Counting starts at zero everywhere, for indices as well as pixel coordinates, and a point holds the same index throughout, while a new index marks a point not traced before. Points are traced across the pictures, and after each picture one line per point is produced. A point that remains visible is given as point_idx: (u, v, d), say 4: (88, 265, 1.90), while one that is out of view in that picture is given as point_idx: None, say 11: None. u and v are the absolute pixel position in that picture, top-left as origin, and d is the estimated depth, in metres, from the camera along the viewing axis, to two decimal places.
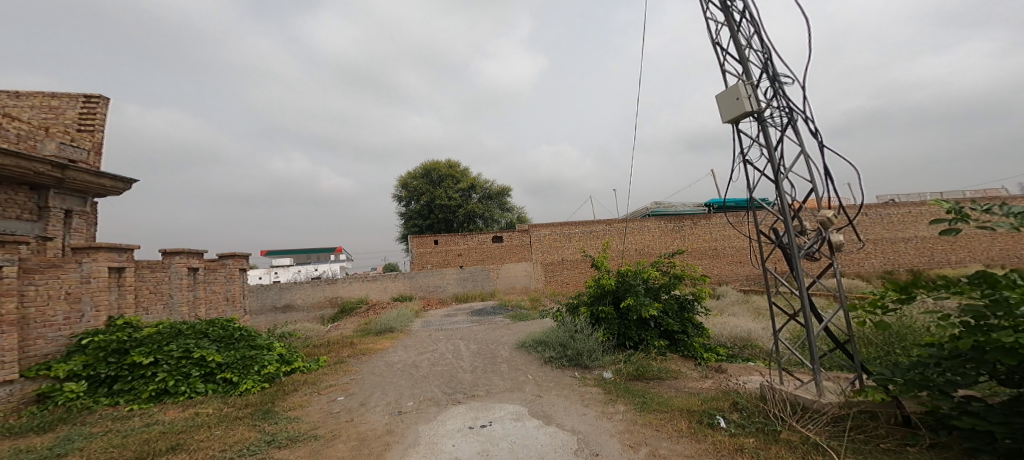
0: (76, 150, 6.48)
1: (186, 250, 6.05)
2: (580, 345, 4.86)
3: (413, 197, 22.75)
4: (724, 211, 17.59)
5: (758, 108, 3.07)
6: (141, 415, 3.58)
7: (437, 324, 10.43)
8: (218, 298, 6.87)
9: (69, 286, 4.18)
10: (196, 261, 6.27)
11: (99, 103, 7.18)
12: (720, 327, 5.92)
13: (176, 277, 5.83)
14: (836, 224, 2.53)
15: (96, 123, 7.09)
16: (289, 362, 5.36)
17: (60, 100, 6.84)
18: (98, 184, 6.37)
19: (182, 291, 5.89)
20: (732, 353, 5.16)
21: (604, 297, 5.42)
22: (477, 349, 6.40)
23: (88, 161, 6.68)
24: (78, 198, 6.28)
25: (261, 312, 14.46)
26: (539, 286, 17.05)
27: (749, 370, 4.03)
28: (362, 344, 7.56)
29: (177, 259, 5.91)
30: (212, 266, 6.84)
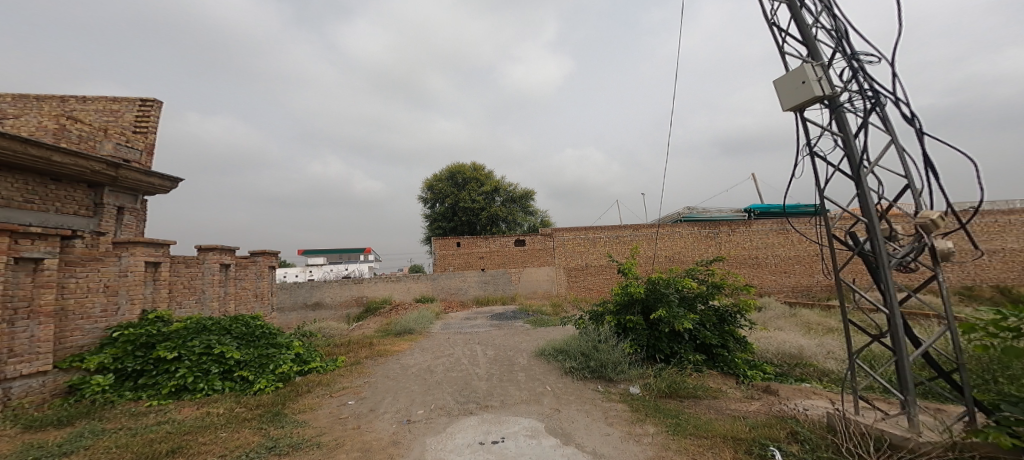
0: (131, 151, 6.73)
1: (219, 247, 6.16)
2: (606, 357, 4.51)
3: (438, 200, 22.91)
4: (764, 217, 16.56)
5: (832, 92, 2.68)
6: (158, 411, 3.57)
7: (456, 327, 10.29)
8: (247, 295, 6.97)
9: (108, 279, 4.29)
10: (228, 258, 6.38)
11: (154, 106, 7.40)
12: (764, 342, 5.40)
13: (210, 273, 5.92)
14: (941, 228, 2.12)
15: (151, 126, 7.29)
16: (307, 362, 5.35)
17: (121, 104, 7.12)
18: (147, 182, 6.51)
19: (214, 286, 5.97)
20: (782, 372, 4.68)
21: (632, 305, 5.05)
22: (494, 355, 6.16)
23: (141, 161, 6.91)
24: (131, 196, 6.44)
25: (293, 309, 14.83)
26: (562, 291, 16.65)
27: (804, 393, 3.56)
28: (381, 345, 7.48)
29: (211, 255, 6.01)
30: (243, 263, 6.95)
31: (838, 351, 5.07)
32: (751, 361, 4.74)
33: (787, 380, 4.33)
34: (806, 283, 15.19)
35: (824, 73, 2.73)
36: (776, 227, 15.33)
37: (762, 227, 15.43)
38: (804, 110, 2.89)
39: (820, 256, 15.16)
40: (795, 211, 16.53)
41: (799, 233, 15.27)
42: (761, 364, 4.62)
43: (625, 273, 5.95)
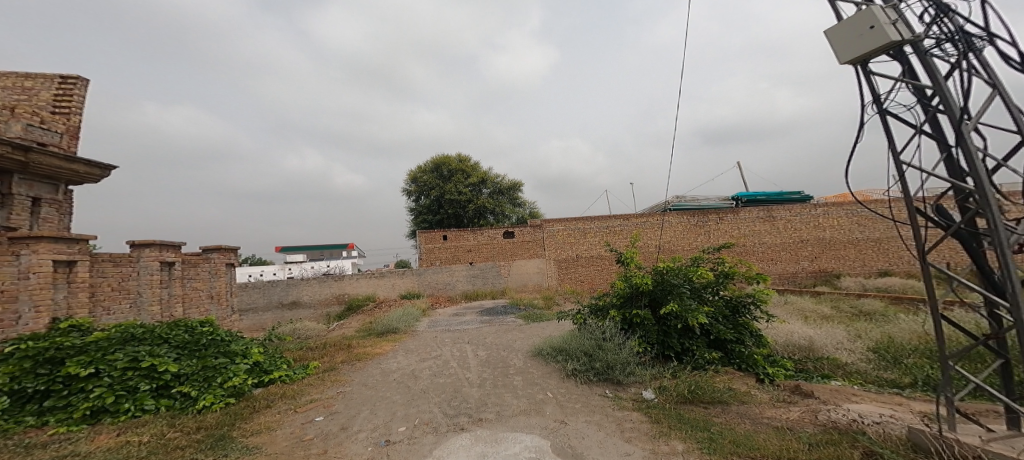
0: (46, 133, 5.85)
1: (158, 243, 5.40)
2: (612, 358, 4.00)
3: (423, 192, 22.07)
4: (752, 204, 16.39)
5: (913, 35, 2.15)
6: (63, 442, 2.98)
7: (444, 324, 9.71)
8: (199, 296, 6.22)
9: (1, 283, 3.66)
10: (172, 255, 5.66)
11: (76, 84, 6.51)
12: (771, 333, 5.01)
13: (146, 272, 5.20)
14: None
15: (73, 106, 6.43)
16: (268, 372, 4.71)
17: (35, 81, 6.15)
18: (68, 170, 5.69)
19: (153, 288, 5.26)
20: (802, 367, 4.29)
21: (636, 298, 4.57)
22: (486, 356, 5.60)
23: (61, 144, 6.05)
24: (48, 185, 5.63)
25: (268, 310, 13.98)
26: (552, 283, 16.21)
27: (846, 396, 3.14)
28: (362, 347, 6.84)
29: (147, 251, 5.26)
30: (190, 260, 6.12)
31: (852, 341, 4.70)
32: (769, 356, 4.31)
33: (812, 379, 3.90)
34: (798, 270, 15.10)
35: (897, 14, 2.20)
36: (763, 215, 15.20)
37: (749, 216, 15.28)
38: (867, 61, 2.37)
39: (807, 243, 15.09)
40: (781, 198, 16.43)
41: (786, 221, 15.18)
42: (781, 360, 4.19)
43: (624, 263, 5.48)
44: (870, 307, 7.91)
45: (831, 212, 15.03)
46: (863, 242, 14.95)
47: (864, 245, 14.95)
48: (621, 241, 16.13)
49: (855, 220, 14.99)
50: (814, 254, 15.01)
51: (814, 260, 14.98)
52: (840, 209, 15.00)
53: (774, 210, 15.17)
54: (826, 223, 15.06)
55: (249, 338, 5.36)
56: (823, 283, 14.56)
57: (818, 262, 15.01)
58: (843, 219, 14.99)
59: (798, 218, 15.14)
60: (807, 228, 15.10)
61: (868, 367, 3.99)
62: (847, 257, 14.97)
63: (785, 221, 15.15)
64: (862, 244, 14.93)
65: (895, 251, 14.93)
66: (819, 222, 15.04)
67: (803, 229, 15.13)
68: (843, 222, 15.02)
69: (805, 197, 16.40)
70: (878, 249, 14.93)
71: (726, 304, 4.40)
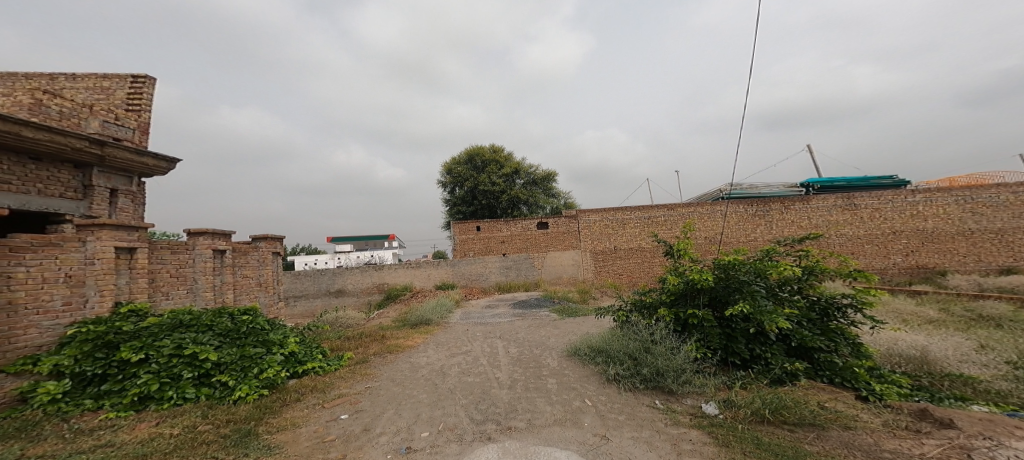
0: (122, 129, 5.55)
1: (211, 231, 5.39)
2: (669, 365, 3.53)
3: (457, 183, 22.05)
4: (829, 191, 14.94)
5: None
6: (110, 427, 2.97)
7: (476, 317, 9.52)
8: (248, 284, 6.21)
9: (69, 268, 3.64)
10: (224, 243, 5.65)
11: (147, 83, 6.17)
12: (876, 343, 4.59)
13: (201, 260, 5.19)
14: None
15: (145, 105, 6.10)
16: (303, 362, 4.65)
17: (111, 81, 5.94)
18: (140, 162, 5.35)
19: (207, 276, 5.24)
20: (923, 384, 3.74)
21: (692, 295, 4.10)
22: (518, 353, 5.26)
23: (134, 141, 5.69)
24: (124, 177, 5.33)
25: (317, 296, 14.57)
26: (588, 276, 15.63)
27: (997, 426, 2.58)
28: (394, 339, 6.76)
29: (201, 240, 5.25)
30: (238, 248, 6.06)
31: (986, 355, 4.32)
32: (876, 370, 3.67)
33: (936, 401, 3.26)
34: (883, 265, 13.55)
35: None
36: (846, 200, 13.76)
37: (825, 203, 13.88)
38: None
39: (901, 235, 13.48)
40: (867, 184, 14.76)
41: (872, 210, 13.63)
42: (891, 375, 3.56)
43: (674, 256, 4.95)
44: (992, 311, 6.83)
45: (935, 198, 13.37)
46: (978, 232, 13.11)
47: (977, 236, 13.11)
48: (665, 233, 15.21)
49: (969, 207, 13.24)
50: (910, 247, 13.39)
51: (910, 255, 13.36)
52: (946, 195, 13.37)
53: (856, 196, 13.70)
54: (930, 211, 13.38)
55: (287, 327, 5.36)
56: (921, 281, 12.90)
57: (913, 257, 13.36)
58: (952, 207, 13.30)
59: (889, 206, 13.57)
60: (901, 218, 13.48)
61: (1013, 389, 3.53)
62: (956, 251, 13.18)
63: (872, 211, 13.60)
64: (976, 236, 13.09)
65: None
66: (918, 210, 13.39)
67: (896, 220, 13.53)
68: (952, 210, 13.30)
69: (900, 182, 14.61)
70: (1000, 243, 12.98)
71: (813, 306, 3.85)
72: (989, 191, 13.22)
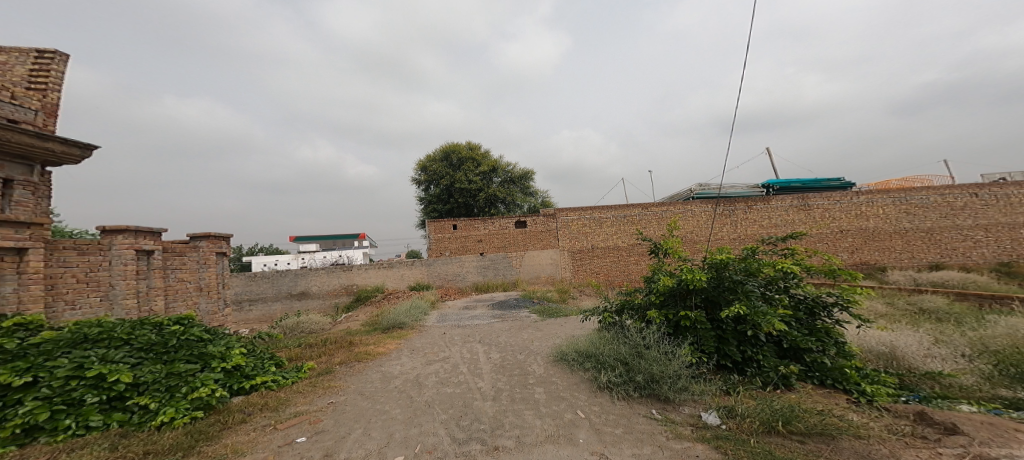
0: (19, 110, 4.82)
1: (133, 229, 4.68)
2: (663, 372, 3.28)
3: (432, 181, 21.40)
4: (785, 192, 15.34)
5: None
6: None
7: (454, 319, 9.09)
8: (185, 289, 5.50)
9: None
10: (151, 243, 4.94)
11: (56, 58, 5.39)
12: (857, 340, 4.54)
13: (119, 262, 4.51)
14: None
15: (53, 84, 5.32)
16: (249, 376, 4.08)
17: (9, 55, 5.00)
18: (43, 148, 4.64)
19: (128, 280, 4.57)
20: (905, 383, 3.68)
21: (683, 296, 3.87)
22: (501, 359, 4.90)
23: (36, 123, 5.00)
24: (21, 166, 4.63)
25: (277, 300, 13.67)
26: (566, 275, 15.49)
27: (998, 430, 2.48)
28: (363, 346, 6.23)
29: (119, 238, 4.56)
30: (169, 247, 5.33)
31: (942, 347, 4.37)
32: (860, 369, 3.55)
33: (925, 402, 3.17)
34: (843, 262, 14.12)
35: None
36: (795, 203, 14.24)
37: (783, 203, 14.33)
38: None
39: (853, 234, 14.10)
40: (819, 185, 15.33)
41: (822, 210, 14.16)
42: (877, 374, 3.45)
43: (660, 255, 4.72)
44: (931, 305, 7.09)
45: (875, 199, 14.07)
46: (911, 231, 13.91)
47: (922, 236, 13.90)
48: (638, 232, 15.30)
49: (903, 208, 13.99)
50: (856, 245, 14.00)
51: (854, 252, 13.99)
52: (884, 196, 14.05)
53: (810, 198, 14.18)
54: (870, 212, 14.05)
55: (233, 336, 4.74)
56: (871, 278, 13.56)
57: (857, 254, 14.03)
58: (888, 207, 14.00)
59: (836, 206, 14.14)
60: (853, 217, 14.09)
61: (987, 386, 3.50)
62: (893, 248, 13.94)
63: (825, 211, 14.15)
64: (910, 235, 13.87)
65: (951, 242, 13.80)
66: (861, 210, 14.03)
67: (848, 220, 14.13)
68: (888, 210, 14.01)
69: (847, 184, 15.28)
70: (932, 240, 13.85)
71: (798, 305, 3.65)
72: (919, 193, 13.97)
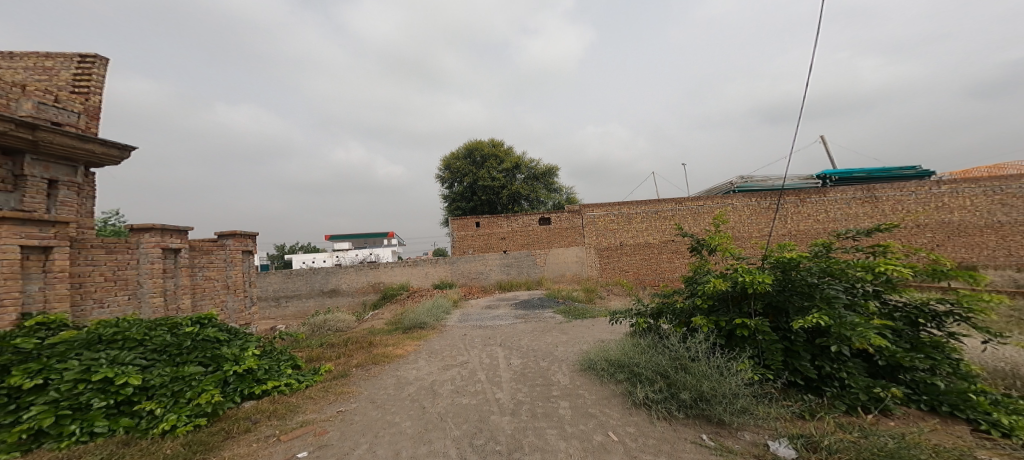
0: (65, 113, 4.57)
1: (159, 227, 4.64)
2: (715, 389, 2.81)
3: (456, 179, 21.27)
4: (845, 183, 14.06)
5: None
6: None
7: (477, 319, 8.81)
8: (213, 287, 5.46)
9: None
10: (178, 241, 4.90)
11: (99, 62, 5.18)
12: (970, 356, 3.84)
13: (146, 260, 4.47)
14: None
15: (96, 88, 5.08)
16: (262, 380, 3.91)
17: (55, 60, 4.89)
18: (86, 150, 4.43)
19: (155, 278, 4.52)
20: None
21: (740, 299, 3.39)
22: (522, 366, 4.52)
23: (80, 126, 4.71)
24: (66, 166, 4.41)
25: (310, 297, 13.97)
26: (594, 274, 14.91)
27: None
28: (382, 347, 6.03)
29: (146, 237, 4.52)
30: (195, 245, 5.28)
31: None
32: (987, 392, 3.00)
33: None
34: None
35: None
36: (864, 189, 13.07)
37: (843, 195, 13.16)
38: None
39: (923, 228, 12.73)
40: (889, 175, 13.93)
41: (894, 202, 12.97)
42: (1011, 400, 2.90)
43: (702, 252, 4.22)
44: None
45: (961, 189, 12.59)
46: (1008, 225, 12.33)
47: (1003, 230, 12.33)
48: (671, 229, 14.47)
49: (998, 198, 12.40)
50: (929, 241, 12.63)
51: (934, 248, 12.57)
52: (973, 185, 12.54)
53: (877, 188, 13.00)
54: (954, 203, 12.60)
55: (251, 336, 4.64)
56: None
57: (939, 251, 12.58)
58: (980, 198, 12.46)
59: (911, 198, 12.85)
60: (923, 210, 12.71)
61: None
62: (984, 245, 12.41)
63: (894, 202, 12.94)
64: (1007, 229, 12.29)
65: None
66: (943, 202, 12.62)
67: (917, 212, 12.76)
68: (978, 201, 12.48)
69: (923, 173, 13.82)
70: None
71: (896, 315, 3.23)
72: (1019, 180, 12.35)
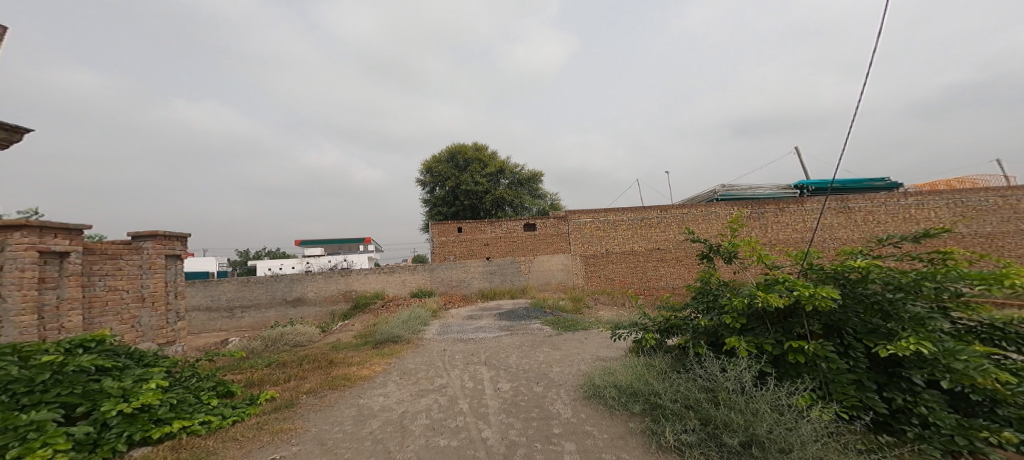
0: None
1: (38, 225, 3.79)
2: (777, 432, 2.12)
3: (438, 183, 20.41)
4: (822, 193, 14.01)
5: None
6: None
7: (458, 331, 8.00)
8: (120, 300, 4.66)
9: None
10: (66, 242, 4.07)
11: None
12: None
13: (13, 267, 3.61)
14: None
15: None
16: (163, 420, 2.99)
17: None
18: None
19: (25, 290, 3.63)
20: None
21: (781, 315, 2.77)
22: (513, 393, 3.79)
23: None
24: None
25: (271, 306, 12.90)
26: (578, 282, 14.34)
27: None
28: (343, 367, 5.18)
29: (15, 236, 3.66)
30: (93, 246, 4.44)
31: None
32: None
33: None
34: None
35: None
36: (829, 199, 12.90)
37: (818, 205, 13.05)
38: None
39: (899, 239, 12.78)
40: (860, 186, 14.04)
41: (866, 212, 12.93)
42: None
43: (711, 261, 3.71)
44: None
45: (926, 201, 12.73)
46: (965, 236, 12.56)
47: (967, 241, 12.52)
48: (658, 236, 14.11)
49: (959, 210, 12.58)
50: None
51: None
52: (936, 197, 12.71)
53: (850, 198, 12.92)
54: (920, 215, 12.71)
55: (160, 359, 3.80)
56: None
57: None
58: (943, 210, 12.62)
59: (881, 209, 12.84)
60: (895, 220, 12.77)
61: None
62: None
63: (865, 213, 12.86)
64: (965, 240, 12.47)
65: (1011, 249, 12.35)
66: (910, 213, 12.69)
67: (889, 222, 12.81)
68: (941, 213, 12.65)
69: (893, 184, 13.93)
70: (1002, 248, 12.36)
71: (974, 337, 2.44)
72: (977, 194, 12.60)
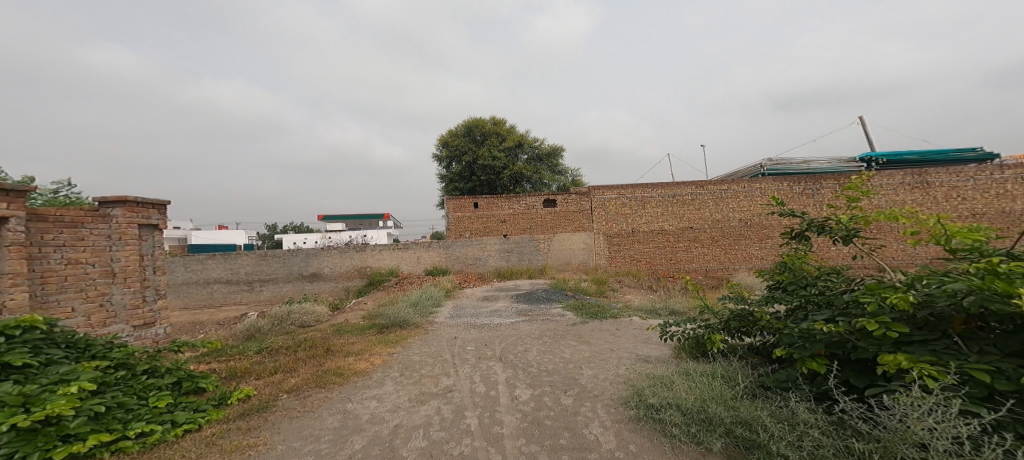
0: None
1: None
2: None
3: (454, 158, 19.47)
4: (895, 166, 12.31)
5: None
6: None
7: (471, 315, 7.27)
8: (84, 275, 4.07)
9: None
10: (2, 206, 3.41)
11: None
12: None
13: None
14: None
15: None
16: (79, 435, 2.27)
17: None
18: None
19: None
20: None
21: (977, 325, 1.78)
22: (534, 406, 2.96)
23: None
24: None
25: (287, 281, 12.57)
26: (601, 263, 13.36)
27: None
28: (339, 358, 4.50)
29: None
30: (44, 213, 3.80)
31: None
32: None
33: None
34: None
35: None
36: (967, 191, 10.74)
37: (890, 180, 11.46)
38: None
39: (981, 218, 11.09)
40: (945, 158, 12.21)
41: (945, 188, 11.25)
42: None
43: (806, 241, 2.74)
44: None
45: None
46: None
47: None
48: (691, 214, 12.87)
49: None
50: None
51: None
52: None
53: (927, 172, 11.28)
54: (1019, 191, 11.07)
55: (109, 350, 3.15)
56: None
57: None
58: None
59: (967, 185, 11.15)
60: (983, 198, 11.10)
61: None
62: None
63: (947, 189, 11.20)
64: None
65: None
66: (1007, 188, 11.03)
67: (977, 200, 11.13)
68: None
69: (985, 156, 12.10)
70: None
71: None
72: None
